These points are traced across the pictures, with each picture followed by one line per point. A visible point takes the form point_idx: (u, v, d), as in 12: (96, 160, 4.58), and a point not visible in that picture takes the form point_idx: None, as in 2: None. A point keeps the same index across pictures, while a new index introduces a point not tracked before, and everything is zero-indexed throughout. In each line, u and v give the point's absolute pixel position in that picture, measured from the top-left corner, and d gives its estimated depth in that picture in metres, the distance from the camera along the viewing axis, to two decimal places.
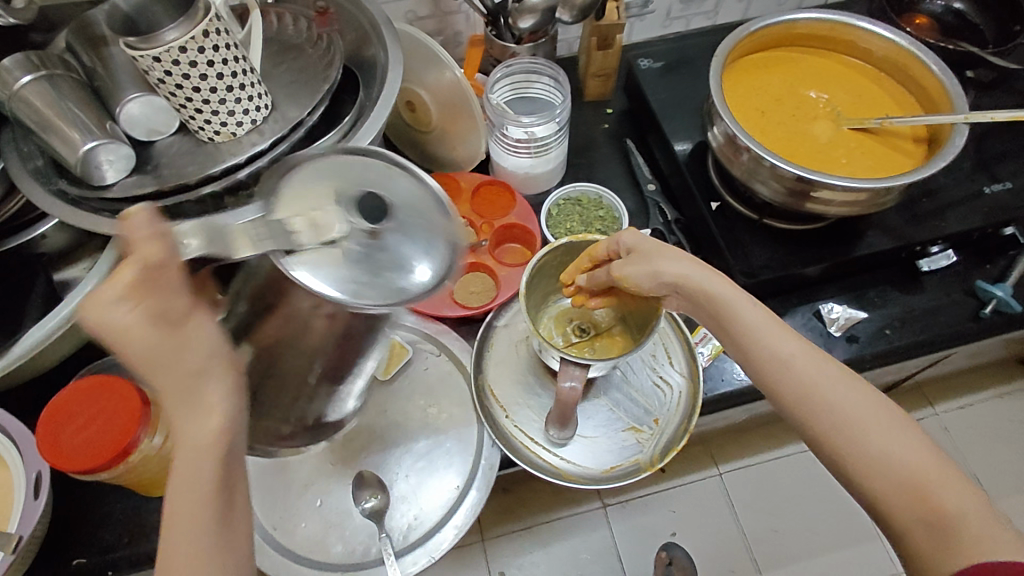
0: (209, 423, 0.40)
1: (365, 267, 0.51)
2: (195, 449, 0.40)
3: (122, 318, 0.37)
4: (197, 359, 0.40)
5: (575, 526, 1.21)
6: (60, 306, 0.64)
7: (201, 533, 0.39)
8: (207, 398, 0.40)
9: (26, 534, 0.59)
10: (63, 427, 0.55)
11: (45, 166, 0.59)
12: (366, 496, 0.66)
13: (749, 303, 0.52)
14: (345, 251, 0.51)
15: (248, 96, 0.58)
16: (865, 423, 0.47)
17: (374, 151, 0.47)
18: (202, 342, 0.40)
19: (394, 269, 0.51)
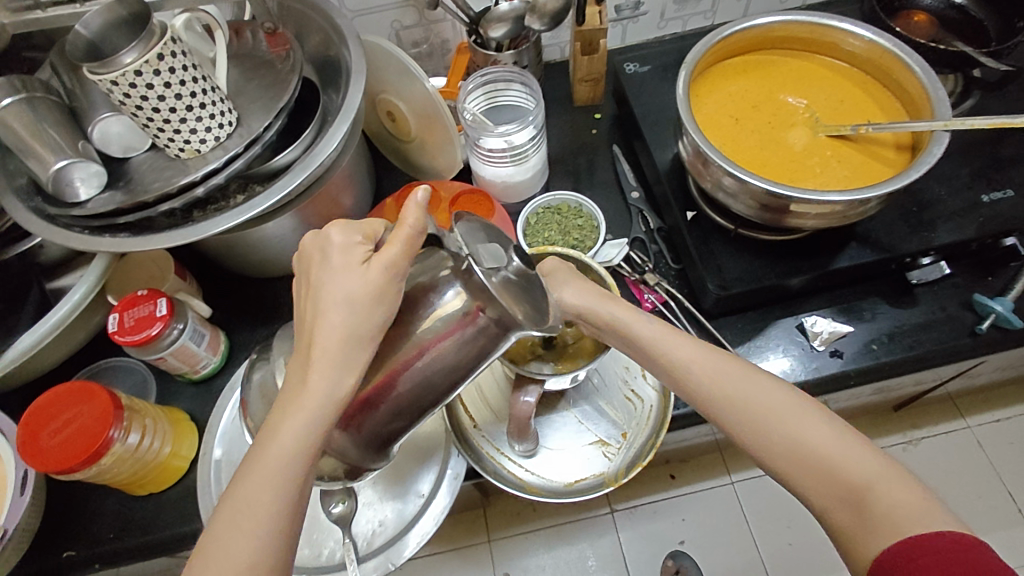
0: (346, 382, 0.47)
1: (514, 299, 0.47)
2: (317, 402, 0.46)
3: (347, 252, 0.48)
4: (372, 327, 0.47)
5: (582, 530, 1.20)
6: (51, 313, 0.68)
7: (274, 474, 0.45)
8: (351, 362, 0.47)
9: (12, 526, 0.63)
10: (42, 427, 0.59)
11: (29, 185, 0.62)
12: (333, 501, 0.65)
13: (647, 320, 0.57)
14: (505, 279, 0.48)
15: (209, 114, 0.60)
16: (771, 415, 0.50)
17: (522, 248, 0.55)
18: (383, 315, 0.47)
19: (534, 310, 0.48)
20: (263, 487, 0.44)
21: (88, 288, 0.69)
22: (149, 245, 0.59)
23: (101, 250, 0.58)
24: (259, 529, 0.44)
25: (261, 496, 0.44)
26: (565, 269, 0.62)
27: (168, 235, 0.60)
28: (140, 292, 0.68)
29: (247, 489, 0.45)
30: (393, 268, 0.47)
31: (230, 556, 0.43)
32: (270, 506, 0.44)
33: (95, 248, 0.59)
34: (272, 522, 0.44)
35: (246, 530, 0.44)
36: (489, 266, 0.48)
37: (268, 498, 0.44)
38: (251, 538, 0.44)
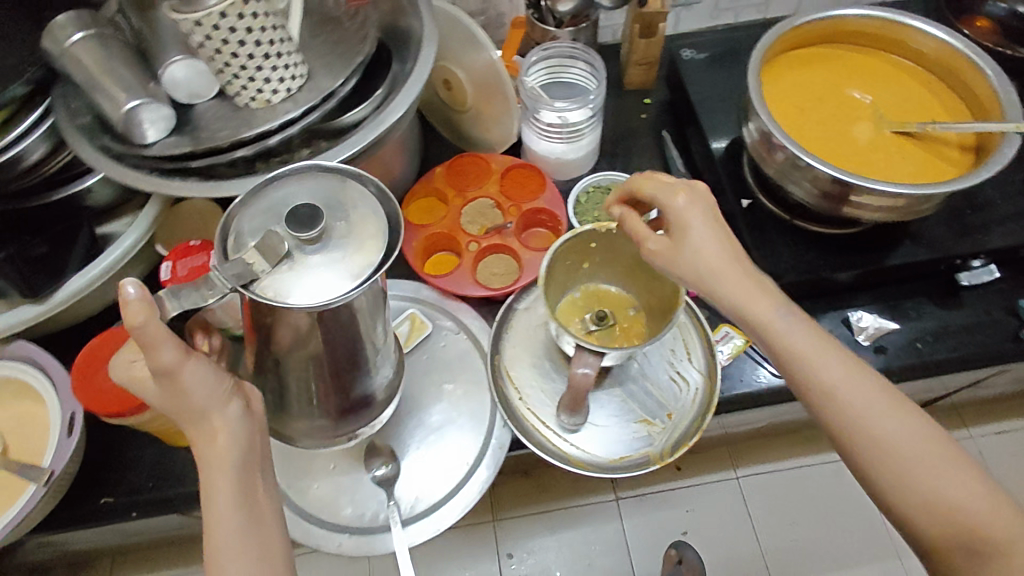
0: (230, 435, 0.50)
1: (330, 267, 0.48)
2: (223, 462, 0.49)
3: (134, 364, 0.48)
4: (203, 397, 0.48)
5: (587, 516, 1.21)
6: (102, 258, 0.68)
7: (236, 522, 0.49)
8: (223, 423, 0.50)
9: (58, 468, 0.63)
10: (96, 370, 0.58)
11: (91, 123, 0.61)
12: (377, 464, 0.67)
13: (794, 319, 0.54)
14: (307, 260, 0.48)
15: (283, 64, 0.60)
16: (908, 455, 0.49)
17: (278, 176, 0.52)
18: (201, 385, 0.48)
19: (359, 254, 0.49)
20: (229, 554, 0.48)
21: (139, 237, 0.69)
22: (222, 192, 0.59)
23: (171, 193, 0.58)
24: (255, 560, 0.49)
25: (235, 558, 0.48)
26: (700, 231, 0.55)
27: (237, 184, 0.60)
28: (194, 242, 0.68)
29: (221, 558, 0.48)
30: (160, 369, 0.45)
31: None
32: (250, 560, 0.49)
33: (165, 191, 0.58)
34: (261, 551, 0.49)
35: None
36: (266, 267, 0.47)
37: (240, 553, 0.49)
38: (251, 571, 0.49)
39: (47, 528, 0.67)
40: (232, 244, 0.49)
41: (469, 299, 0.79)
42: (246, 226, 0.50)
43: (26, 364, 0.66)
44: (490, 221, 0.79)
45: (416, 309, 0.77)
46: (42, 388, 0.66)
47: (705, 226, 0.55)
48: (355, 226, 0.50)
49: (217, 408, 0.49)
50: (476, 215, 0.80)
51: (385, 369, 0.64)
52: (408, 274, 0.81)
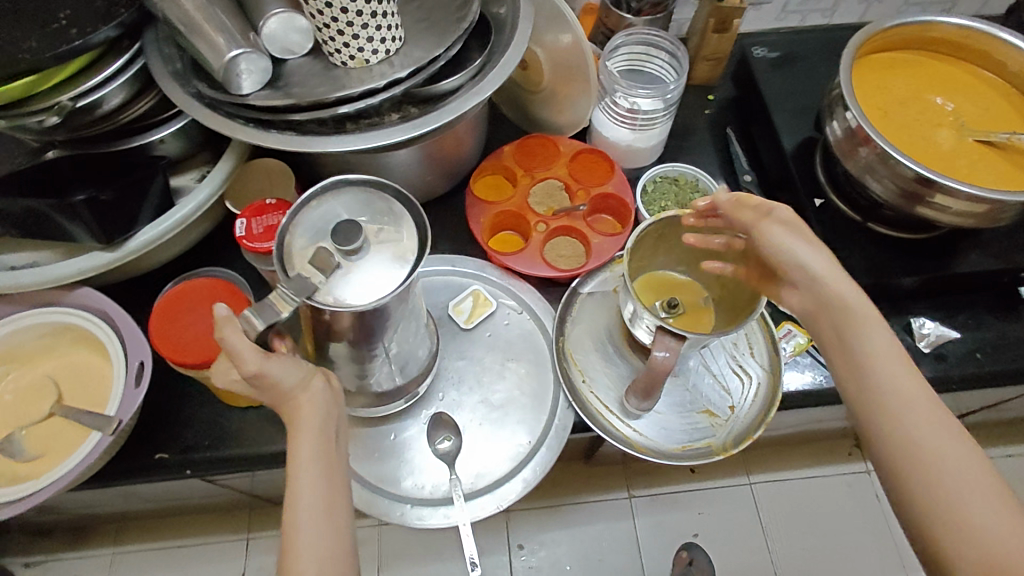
0: (318, 409, 0.49)
1: (375, 264, 0.51)
2: (312, 433, 0.48)
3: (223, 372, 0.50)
4: (290, 380, 0.48)
5: (600, 513, 1.18)
6: (176, 210, 0.67)
7: (319, 497, 0.46)
8: (312, 397, 0.49)
9: (125, 419, 0.61)
10: (176, 319, 0.59)
11: (184, 69, 0.61)
12: (440, 436, 0.68)
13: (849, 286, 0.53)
14: (355, 263, 0.51)
15: (386, 24, 0.59)
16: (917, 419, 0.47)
17: (311, 195, 0.53)
18: (288, 371, 0.48)
19: (397, 245, 0.52)
20: (298, 522, 0.45)
21: (212, 191, 0.69)
22: (319, 148, 0.58)
23: (268, 145, 0.57)
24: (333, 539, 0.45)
25: (311, 531, 0.45)
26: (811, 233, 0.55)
27: (334, 141, 0.59)
28: (269, 201, 0.68)
29: (297, 531, 0.45)
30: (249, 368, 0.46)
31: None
32: (328, 535, 0.45)
33: (261, 143, 0.57)
34: (339, 529, 0.46)
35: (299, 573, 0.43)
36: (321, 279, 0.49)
37: (320, 528, 0.45)
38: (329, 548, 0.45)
39: (102, 480, 0.66)
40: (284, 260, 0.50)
41: (531, 279, 0.79)
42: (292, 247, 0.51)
43: (93, 316, 0.67)
44: (558, 203, 0.80)
45: (479, 286, 0.77)
46: (107, 339, 0.65)
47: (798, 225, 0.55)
48: (390, 225, 0.53)
49: (300, 387, 0.49)
50: (544, 195, 0.81)
51: (423, 342, 0.65)
52: (470, 251, 0.81)
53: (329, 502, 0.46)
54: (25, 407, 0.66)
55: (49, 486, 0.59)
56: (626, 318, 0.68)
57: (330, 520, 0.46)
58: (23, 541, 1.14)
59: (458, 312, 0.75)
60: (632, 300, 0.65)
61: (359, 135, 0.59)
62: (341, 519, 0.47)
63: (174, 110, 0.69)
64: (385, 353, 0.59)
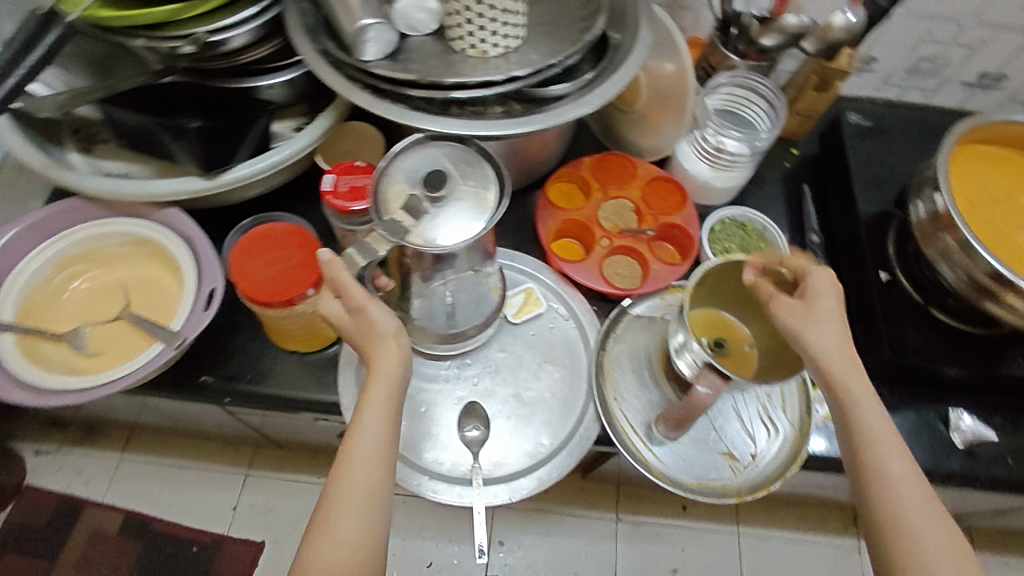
0: (393, 361, 0.56)
1: (459, 208, 0.56)
2: (385, 382, 0.55)
3: (328, 304, 0.58)
4: (382, 327, 0.56)
5: (585, 528, 1.19)
6: (272, 154, 0.71)
7: (375, 435, 0.54)
8: (390, 349, 0.56)
9: (190, 337, 0.65)
10: (254, 256, 0.62)
11: (315, 26, 0.65)
12: (470, 424, 0.69)
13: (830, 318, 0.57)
14: (442, 209, 0.56)
15: (510, 21, 0.62)
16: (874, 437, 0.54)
17: (402, 147, 0.59)
18: (381, 318, 0.56)
19: (479, 194, 0.57)
20: (355, 446, 0.53)
21: (307, 144, 0.72)
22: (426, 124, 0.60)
23: (381, 112, 0.60)
24: (377, 472, 0.53)
25: (365, 460, 0.53)
26: (829, 302, 0.57)
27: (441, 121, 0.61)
28: (358, 163, 0.71)
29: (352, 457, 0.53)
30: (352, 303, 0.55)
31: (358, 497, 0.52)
32: (375, 466, 0.53)
33: (374, 109, 0.60)
34: (383, 464, 0.54)
35: (352, 478, 0.52)
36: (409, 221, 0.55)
37: (371, 459, 0.53)
38: (371, 478, 0.53)
39: (150, 389, 0.70)
40: (378, 204, 0.57)
41: (584, 291, 0.81)
42: (383, 193, 0.57)
43: (175, 236, 0.70)
44: (624, 223, 0.83)
45: (533, 286, 0.79)
46: (186, 260, 0.69)
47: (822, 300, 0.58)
48: (469, 180, 0.58)
49: (388, 337, 0.56)
50: (613, 213, 0.83)
51: (477, 314, 0.69)
52: (531, 250, 0.83)
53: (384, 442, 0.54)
54: (97, 307, 0.71)
55: (104, 386, 0.63)
56: (672, 347, 0.70)
57: (376, 460, 0.53)
58: (38, 428, 1.20)
59: (508, 306, 0.77)
60: (684, 329, 0.66)
61: (468, 119, 0.62)
62: (388, 458, 0.55)
63: (291, 60, 0.72)
64: (448, 311, 0.67)
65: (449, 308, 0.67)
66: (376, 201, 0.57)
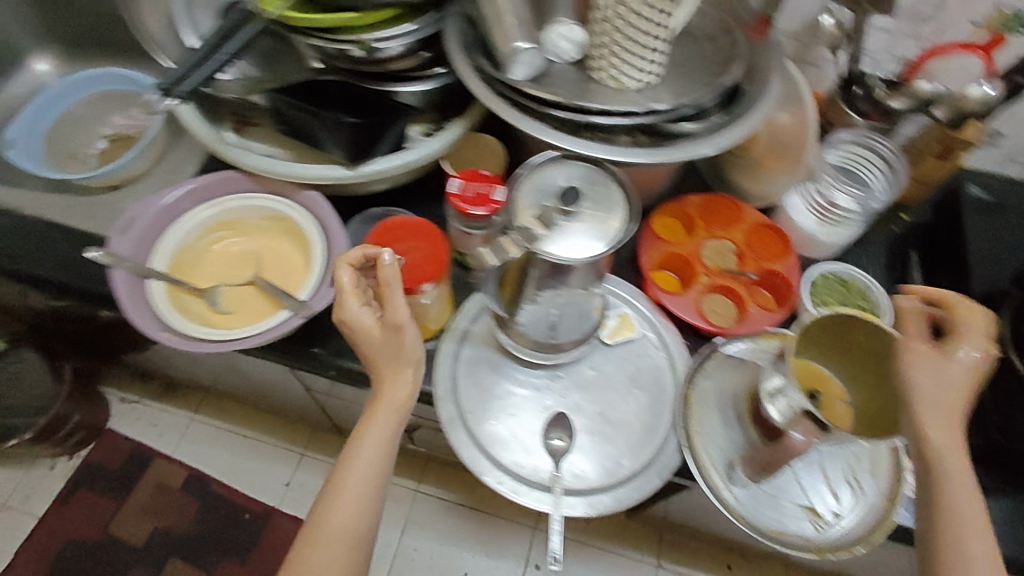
0: (401, 391, 0.65)
1: (581, 225, 0.60)
2: (387, 410, 0.64)
3: (361, 313, 0.62)
4: (404, 356, 0.64)
5: (626, 566, 1.17)
6: (406, 155, 0.77)
7: (370, 456, 0.64)
8: (400, 381, 0.65)
9: (319, 309, 0.70)
10: (387, 243, 0.67)
11: (470, 43, 0.71)
12: (555, 434, 0.72)
13: (950, 383, 0.58)
14: (570, 225, 0.60)
15: (654, 59, 0.65)
16: (960, 509, 0.55)
17: (541, 160, 0.64)
18: (409, 346, 0.64)
19: (605, 216, 0.60)
20: (353, 462, 0.63)
21: (437, 148, 0.78)
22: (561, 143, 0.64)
23: (522, 126, 0.64)
24: (366, 488, 0.63)
25: (360, 476, 0.63)
26: (955, 365, 0.58)
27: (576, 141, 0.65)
28: (484, 172, 0.76)
29: (350, 471, 0.63)
30: (394, 320, 0.61)
31: (345, 508, 0.62)
32: (366, 482, 0.63)
33: (517, 122, 0.64)
34: (372, 483, 0.64)
35: (346, 489, 0.63)
36: (540, 229, 0.59)
37: (364, 475, 0.63)
38: (360, 493, 0.63)
39: (267, 352, 0.76)
40: (512, 209, 0.61)
41: (677, 323, 0.82)
42: (517, 201, 0.62)
43: (312, 217, 0.77)
44: (725, 263, 0.84)
45: (628, 311, 0.82)
46: (320, 240, 0.76)
47: (952, 362, 0.59)
48: (599, 203, 0.61)
49: (405, 368, 0.65)
50: (714, 253, 0.85)
51: (577, 327, 0.72)
52: (628, 277, 0.86)
53: (376, 464, 0.64)
54: (233, 270, 0.78)
55: (239, 340, 0.70)
56: (764, 392, 0.70)
57: (369, 477, 0.63)
58: (125, 379, 1.51)
59: (602, 327, 0.80)
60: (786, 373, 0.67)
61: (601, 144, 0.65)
62: (379, 476, 0.64)
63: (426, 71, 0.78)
64: (552, 325, 0.71)
65: (553, 321, 0.71)
66: (509, 206, 0.61)
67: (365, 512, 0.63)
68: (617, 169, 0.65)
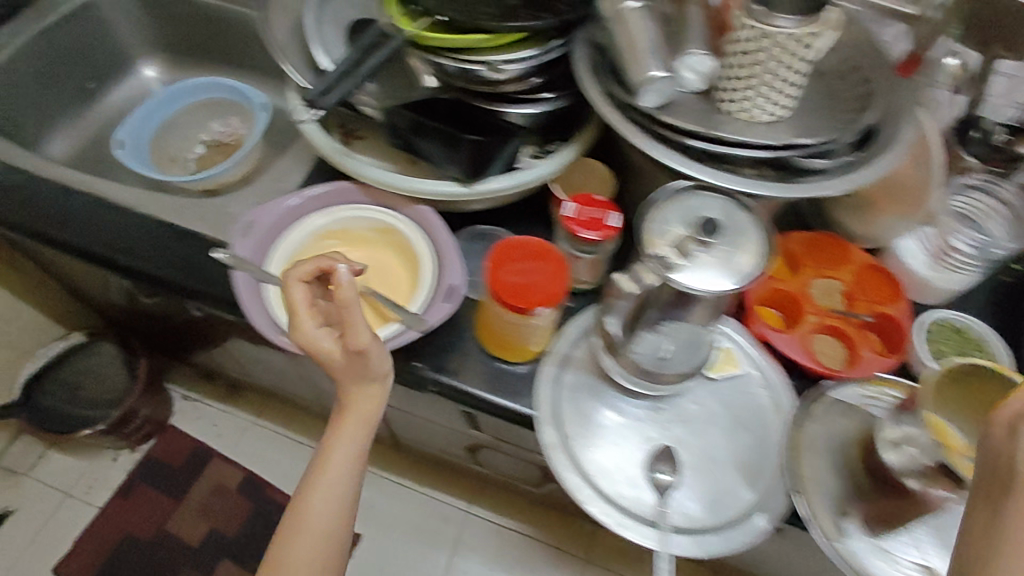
0: (370, 400, 0.69)
1: (719, 259, 0.58)
2: (359, 416, 0.69)
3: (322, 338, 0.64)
4: (374, 371, 0.67)
5: None
6: (519, 176, 0.77)
7: (344, 459, 0.70)
8: (371, 391, 0.69)
9: (434, 324, 0.70)
10: (509, 262, 0.67)
11: (597, 68, 0.70)
12: (660, 468, 0.70)
13: None
14: (704, 256, 0.59)
15: (791, 93, 0.64)
16: None
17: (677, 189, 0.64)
18: (377, 364, 0.66)
19: (741, 251, 0.59)
20: (329, 464, 0.70)
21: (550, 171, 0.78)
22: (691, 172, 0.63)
23: (654, 154, 0.63)
24: (341, 484, 0.70)
25: (337, 474, 0.70)
26: None
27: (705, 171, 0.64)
28: (597, 196, 0.76)
29: (328, 471, 0.70)
30: (356, 347, 0.63)
31: (325, 504, 0.69)
32: (342, 479, 0.70)
33: (647, 150, 0.64)
34: (347, 478, 0.71)
35: (323, 486, 0.70)
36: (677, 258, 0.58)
37: (340, 473, 0.70)
38: (337, 489, 0.70)
39: None
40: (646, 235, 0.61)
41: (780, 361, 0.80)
42: (652, 226, 0.61)
43: (420, 232, 0.77)
44: (831, 305, 0.82)
45: (729, 345, 0.79)
46: (429, 255, 0.76)
47: None
48: (736, 236, 0.60)
49: (377, 380, 0.68)
50: (821, 293, 0.83)
51: (685, 356, 0.73)
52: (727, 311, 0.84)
53: (349, 465, 0.70)
54: None
55: None
56: (883, 440, 0.67)
57: (342, 474, 0.70)
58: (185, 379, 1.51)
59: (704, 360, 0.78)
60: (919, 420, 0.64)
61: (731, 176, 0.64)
62: (353, 472, 0.71)
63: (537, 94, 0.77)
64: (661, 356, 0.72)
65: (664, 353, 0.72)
66: (643, 233, 0.61)
67: (343, 505, 0.71)
68: (750, 202, 0.64)
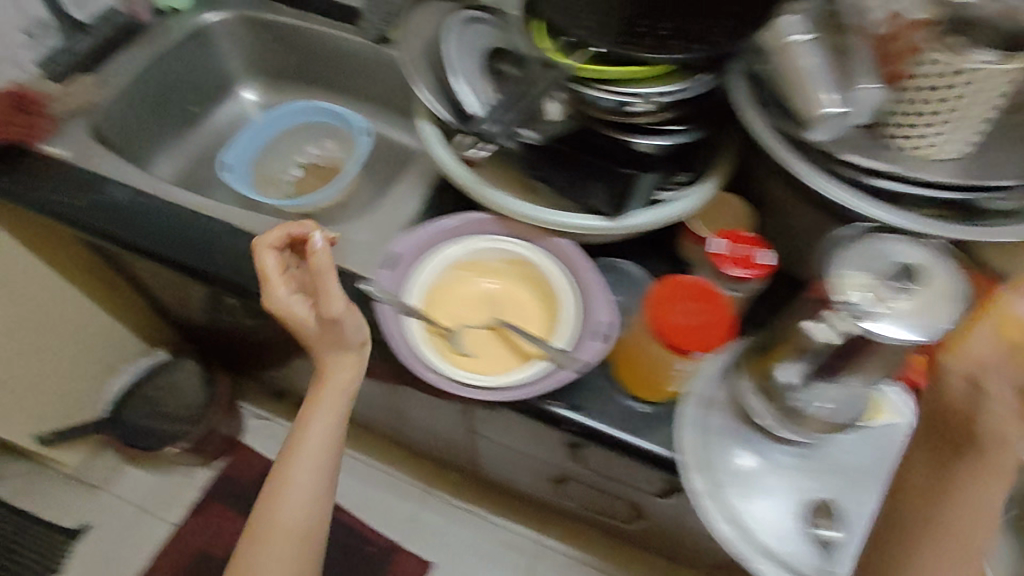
0: (346, 371, 0.75)
1: (923, 307, 0.55)
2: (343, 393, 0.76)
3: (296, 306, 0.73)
4: (349, 342, 0.73)
5: None
6: (664, 209, 0.75)
7: (324, 429, 0.77)
8: (349, 362, 0.75)
9: (591, 363, 0.70)
10: (675, 301, 0.66)
11: (760, 101, 0.69)
12: (821, 522, 0.67)
13: None
14: (898, 303, 0.55)
15: (975, 131, 0.62)
16: None
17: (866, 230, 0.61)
18: (355, 337, 0.73)
19: (938, 300, 0.55)
20: (313, 436, 0.77)
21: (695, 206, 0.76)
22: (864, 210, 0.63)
23: (825, 191, 0.63)
24: (321, 450, 0.78)
25: (314, 439, 0.77)
26: None
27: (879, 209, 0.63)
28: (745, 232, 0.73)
29: (308, 437, 0.77)
30: (330, 317, 0.70)
31: (308, 470, 0.77)
32: (321, 445, 0.78)
33: (818, 186, 0.64)
34: (325, 444, 0.78)
35: (303, 452, 0.77)
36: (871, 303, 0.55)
37: (317, 438, 0.78)
38: (319, 456, 0.78)
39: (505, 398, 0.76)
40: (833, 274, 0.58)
41: None
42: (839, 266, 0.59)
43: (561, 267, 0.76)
44: None
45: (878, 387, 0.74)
46: (575, 291, 0.75)
47: None
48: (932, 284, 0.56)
49: (352, 350, 0.75)
50: None
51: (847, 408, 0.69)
52: None
53: (325, 431, 0.77)
54: (472, 312, 0.77)
55: (508, 391, 0.70)
56: None
57: (319, 440, 0.78)
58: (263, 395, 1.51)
59: None
60: None
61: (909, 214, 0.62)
62: (330, 438, 0.79)
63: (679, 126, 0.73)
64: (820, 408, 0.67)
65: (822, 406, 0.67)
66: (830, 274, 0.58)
67: (321, 466, 0.79)
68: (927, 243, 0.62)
